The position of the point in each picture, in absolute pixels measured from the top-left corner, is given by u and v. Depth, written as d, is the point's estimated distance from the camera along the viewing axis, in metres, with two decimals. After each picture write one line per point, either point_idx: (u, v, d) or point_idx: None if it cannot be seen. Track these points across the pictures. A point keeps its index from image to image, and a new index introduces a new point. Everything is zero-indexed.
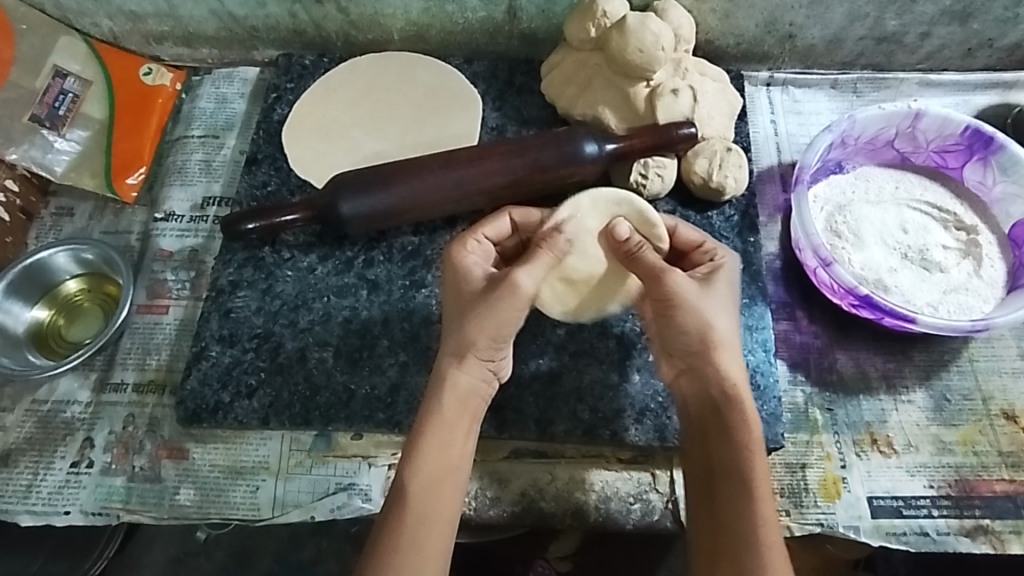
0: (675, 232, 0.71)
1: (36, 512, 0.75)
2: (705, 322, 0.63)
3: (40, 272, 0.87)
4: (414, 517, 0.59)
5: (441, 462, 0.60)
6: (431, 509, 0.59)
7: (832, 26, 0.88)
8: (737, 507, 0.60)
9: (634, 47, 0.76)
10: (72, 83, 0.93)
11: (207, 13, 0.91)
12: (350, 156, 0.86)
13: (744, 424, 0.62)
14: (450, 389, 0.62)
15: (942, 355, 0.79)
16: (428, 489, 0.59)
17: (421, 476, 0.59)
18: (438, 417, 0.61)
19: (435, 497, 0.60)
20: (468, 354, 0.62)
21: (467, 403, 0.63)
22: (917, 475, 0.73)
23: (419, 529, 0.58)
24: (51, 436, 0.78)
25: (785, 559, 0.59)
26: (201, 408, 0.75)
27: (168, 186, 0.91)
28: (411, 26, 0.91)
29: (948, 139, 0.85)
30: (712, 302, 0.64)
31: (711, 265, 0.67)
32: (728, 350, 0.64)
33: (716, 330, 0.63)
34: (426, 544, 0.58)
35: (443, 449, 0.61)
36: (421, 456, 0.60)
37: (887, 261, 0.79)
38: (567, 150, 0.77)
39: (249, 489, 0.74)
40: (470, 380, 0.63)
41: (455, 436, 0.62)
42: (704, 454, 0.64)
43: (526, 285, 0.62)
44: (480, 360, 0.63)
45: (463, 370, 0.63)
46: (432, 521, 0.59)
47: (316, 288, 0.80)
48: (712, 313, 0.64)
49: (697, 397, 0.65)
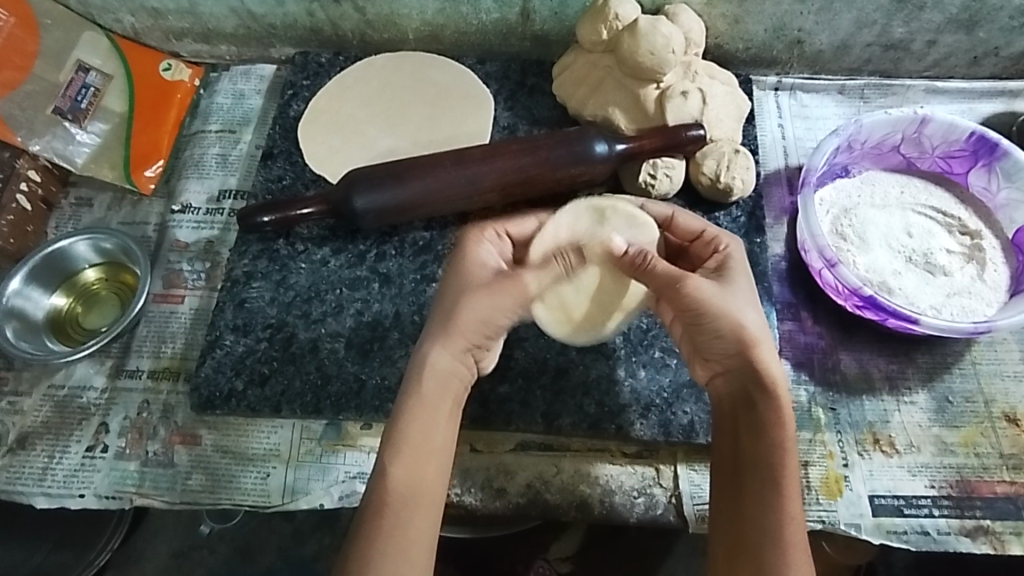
0: (675, 221, 0.73)
1: (51, 494, 0.76)
2: (736, 322, 0.63)
3: (60, 259, 0.88)
4: (396, 500, 0.59)
5: (423, 444, 0.61)
6: (414, 492, 0.60)
7: (839, 32, 0.89)
8: (761, 502, 0.62)
9: (645, 49, 0.77)
10: (94, 77, 0.95)
11: (227, 11, 0.93)
12: (364, 153, 0.88)
13: (776, 420, 0.63)
14: (431, 369, 0.62)
15: (945, 357, 0.80)
16: (412, 473, 0.60)
17: (404, 458, 0.60)
18: (419, 397, 0.62)
19: (420, 480, 0.60)
20: (451, 335, 0.63)
21: (449, 383, 0.63)
22: (919, 475, 0.74)
23: (403, 513, 0.59)
24: (67, 420, 0.80)
25: (808, 557, 0.60)
26: (214, 395, 0.76)
27: (185, 179, 0.93)
28: (426, 27, 0.93)
29: (953, 144, 0.86)
30: (735, 298, 0.64)
31: (733, 262, 0.67)
32: (765, 347, 0.64)
33: (749, 327, 0.63)
34: (409, 526, 0.59)
35: (426, 431, 0.61)
36: (403, 439, 0.60)
37: (891, 264, 0.80)
38: (578, 150, 0.78)
39: (259, 476, 0.75)
40: (451, 362, 0.63)
41: (438, 418, 0.62)
42: (736, 452, 0.65)
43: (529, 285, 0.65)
44: (467, 341, 0.63)
45: (442, 349, 0.63)
46: (416, 504, 0.59)
47: (329, 280, 0.81)
48: (742, 311, 0.64)
49: (733, 394, 0.67)
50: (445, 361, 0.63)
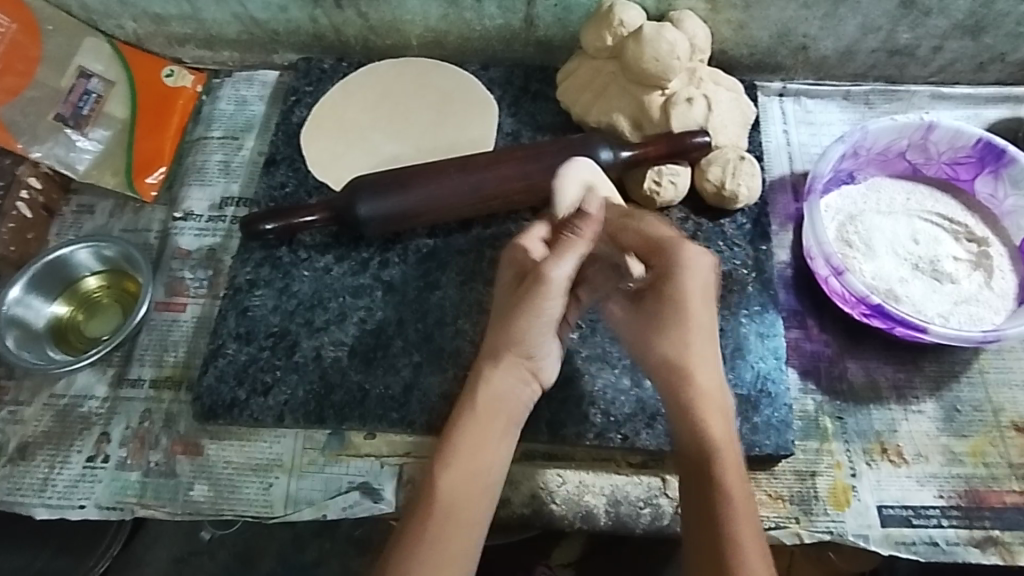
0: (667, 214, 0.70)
1: (52, 505, 0.75)
2: (654, 322, 0.65)
3: (62, 267, 0.88)
4: (440, 512, 0.60)
5: (473, 461, 0.62)
6: (460, 507, 0.61)
7: (844, 38, 0.89)
8: (712, 526, 0.59)
9: (650, 56, 0.77)
10: (96, 83, 0.95)
11: (229, 17, 0.93)
12: (368, 159, 0.87)
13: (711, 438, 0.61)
14: (486, 389, 0.64)
15: (953, 365, 0.79)
16: (459, 486, 0.61)
17: (452, 472, 0.61)
18: (472, 415, 0.64)
19: (466, 496, 0.61)
20: (508, 355, 0.64)
21: (501, 404, 0.65)
22: (927, 485, 0.73)
23: (446, 526, 0.60)
24: (68, 430, 0.79)
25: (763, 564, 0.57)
26: (217, 404, 0.75)
27: (187, 186, 0.92)
28: (429, 33, 0.93)
29: (960, 151, 0.85)
30: (678, 295, 0.64)
31: (677, 265, 0.63)
32: (694, 350, 0.64)
33: (667, 331, 0.64)
34: (451, 541, 0.59)
35: (477, 449, 0.63)
36: (453, 453, 0.62)
37: (898, 271, 0.79)
38: (582, 157, 0.78)
39: (261, 486, 0.75)
40: (507, 382, 0.65)
41: (489, 437, 0.64)
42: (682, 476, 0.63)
43: (560, 275, 0.61)
44: (521, 358, 0.65)
45: (500, 371, 0.65)
46: (457, 520, 0.60)
47: (332, 288, 0.81)
48: (676, 314, 0.64)
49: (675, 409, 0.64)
50: (503, 382, 0.65)
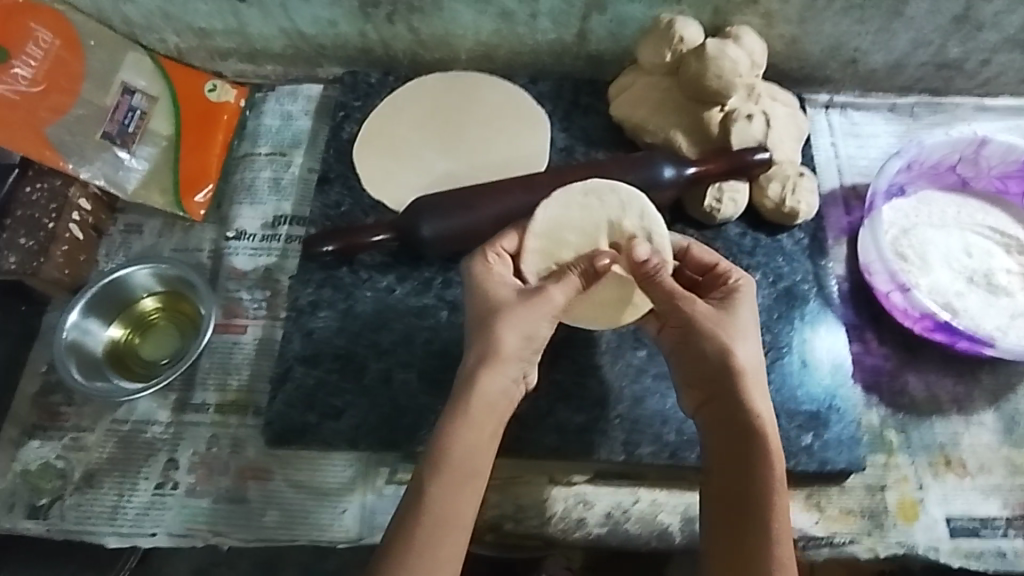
0: (689, 252, 0.71)
1: (122, 533, 0.74)
2: (726, 348, 0.63)
3: (119, 289, 0.87)
4: (429, 519, 0.56)
5: (465, 463, 0.58)
6: (450, 514, 0.57)
7: (895, 52, 0.90)
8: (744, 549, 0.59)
9: (713, 74, 0.78)
10: (140, 99, 0.93)
11: (276, 31, 0.92)
12: (422, 177, 0.87)
13: (766, 457, 0.61)
14: (480, 392, 0.60)
15: (1010, 378, 0.81)
16: (448, 491, 0.57)
17: (444, 475, 0.57)
18: (465, 416, 0.59)
19: (457, 500, 0.57)
20: (501, 356, 0.61)
21: (495, 404, 0.61)
22: (992, 496, 0.75)
23: (435, 532, 0.56)
24: (133, 457, 0.78)
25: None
26: (289, 430, 0.75)
27: (237, 204, 0.91)
28: (479, 47, 0.92)
29: (1010, 165, 0.87)
30: (732, 327, 0.64)
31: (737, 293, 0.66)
32: (753, 379, 0.63)
33: (739, 356, 0.63)
34: (439, 548, 0.55)
35: (471, 451, 0.59)
36: (446, 457, 0.58)
37: (954, 284, 0.81)
38: (647, 175, 0.78)
39: (336, 511, 0.74)
40: (500, 381, 0.61)
41: (483, 437, 0.59)
42: (729, 485, 0.62)
43: (558, 299, 0.63)
44: (514, 358, 0.62)
45: (492, 371, 0.61)
46: (447, 526, 0.56)
47: (396, 309, 0.80)
48: (735, 339, 0.63)
49: (721, 426, 0.64)
50: (492, 383, 0.60)
